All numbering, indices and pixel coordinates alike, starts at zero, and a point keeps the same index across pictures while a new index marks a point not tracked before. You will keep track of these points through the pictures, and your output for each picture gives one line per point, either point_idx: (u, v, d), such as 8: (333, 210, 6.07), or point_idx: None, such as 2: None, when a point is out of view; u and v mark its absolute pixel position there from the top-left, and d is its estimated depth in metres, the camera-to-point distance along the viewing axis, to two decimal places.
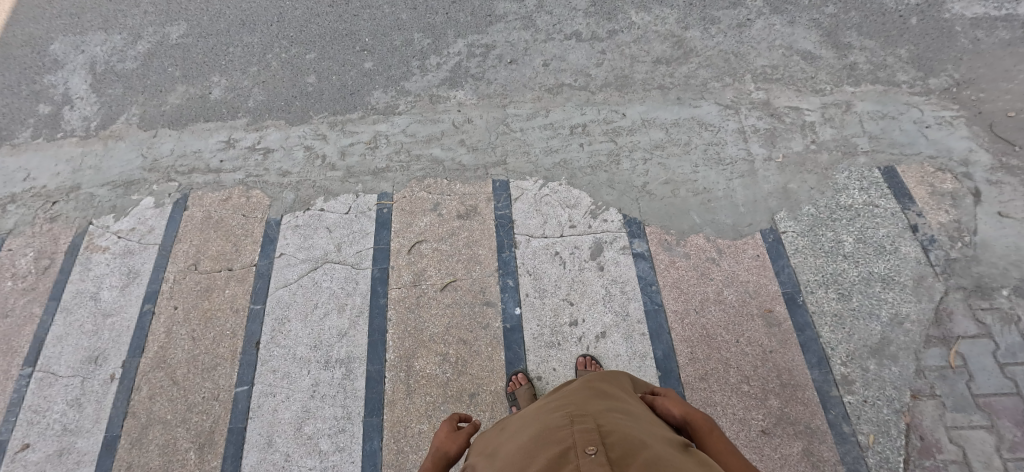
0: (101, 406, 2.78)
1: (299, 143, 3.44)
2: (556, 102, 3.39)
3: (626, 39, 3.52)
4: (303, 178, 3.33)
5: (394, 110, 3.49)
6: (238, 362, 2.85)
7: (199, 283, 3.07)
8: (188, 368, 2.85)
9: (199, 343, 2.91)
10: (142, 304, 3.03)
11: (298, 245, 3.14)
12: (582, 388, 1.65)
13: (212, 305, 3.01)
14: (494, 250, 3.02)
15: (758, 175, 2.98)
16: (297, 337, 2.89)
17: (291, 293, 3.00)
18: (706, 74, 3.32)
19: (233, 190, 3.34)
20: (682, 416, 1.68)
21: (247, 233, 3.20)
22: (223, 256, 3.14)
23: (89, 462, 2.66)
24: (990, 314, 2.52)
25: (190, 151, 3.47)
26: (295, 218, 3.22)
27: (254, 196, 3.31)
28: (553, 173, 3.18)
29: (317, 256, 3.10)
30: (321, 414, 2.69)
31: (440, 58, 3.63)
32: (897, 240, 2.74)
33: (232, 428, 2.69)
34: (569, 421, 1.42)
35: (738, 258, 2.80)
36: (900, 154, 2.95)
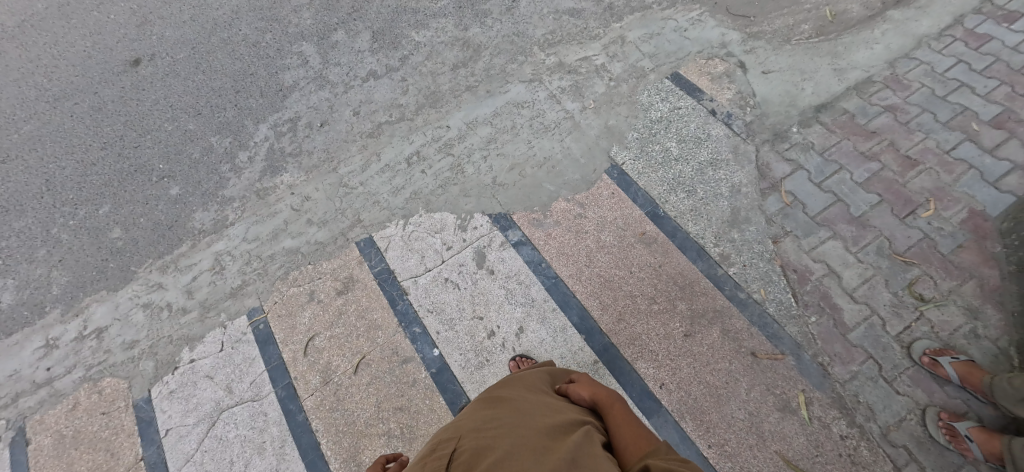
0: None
1: (135, 305, 3.04)
2: (382, 143, 3.37)
3: (419, 59, 3.62)
4: (155, 338, 2.96)
5: (225, 223, 3.23)
6: None
7: None
8: None
9: None
10: None
11: (182, 411, 2.78)
12: (479, 402, 1.73)
13: None
14: (388, 307, 2.92)
15: (581, 127, 3.22)
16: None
17: (199, 464, 2.66)
18: (501, 61, 3.52)
19: (77, 393, 2.86)
20: (591, 398, 1.80)
21: (117, 429, 2.76)
22: (100, 468, 2.69)
23: None
24: (794, 151, 2.98)
25: (6, 376, 2.91)
26: (166, 385, 2.85)
27: (106, 386, 2.87)
28: (409, 209, 3.16)
29: (209, 410, 2.77)
30: None
31: (250, 151, 3.43)
32: (706, 128, 3.12)
33: None
34: (435, 450, 1.49)
35: (599, 203, 3.01)
36: (676, 59, 3.37)
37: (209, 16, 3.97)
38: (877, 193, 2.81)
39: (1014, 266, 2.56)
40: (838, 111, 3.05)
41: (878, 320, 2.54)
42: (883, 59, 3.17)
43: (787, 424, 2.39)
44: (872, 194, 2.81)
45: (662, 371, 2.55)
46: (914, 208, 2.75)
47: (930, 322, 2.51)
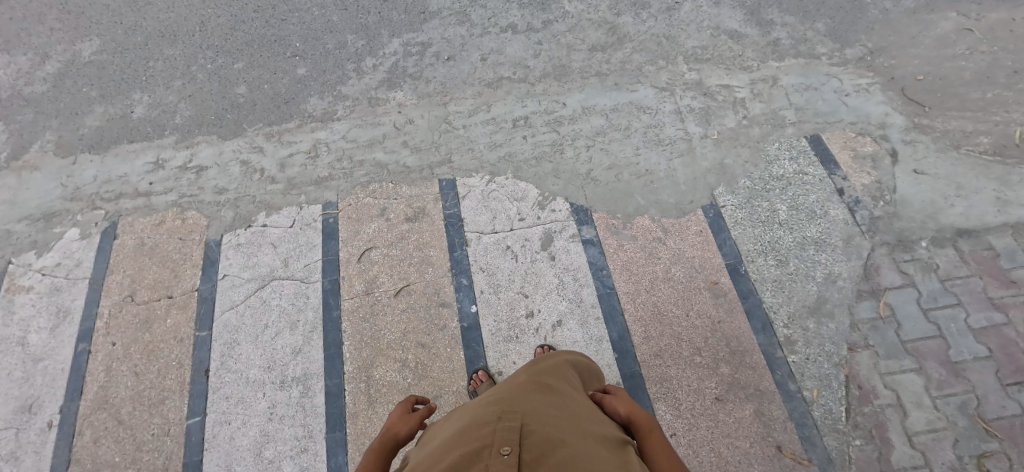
0: (41, 458, 2.61)
1: (235, 158, 3.28)
2: (497, 96, 3.38)
3: (561, 28, 3.55)
4: (241, 194, 3.19)
5: (332, 117, 3.38)
6: (188, 393, 2.72)
7: (138, 315, 2.91)
8: (133, 405, 2.70)
9: (143, 378, 2.76)
10: (77, 344, 2.85)
11: (241, 264, 3.01)
12: (526, 382, 1.59)
13: (155, 337, 2.85)
14: (445, 249, 2.99)
15: (696, 154, 3.08)
16: (248, 359, 2.78)
17: (238, 316, 2.88)
18: (641, 58, 3.40)
19: (166, 213, 3.16)
20: (626, 414, 1.67)
21: (186, 257, 3.04)
22: (161, 284, 2.98)
23: None
24: (912, 265, 2.71)
25: (116, 175, 3.26)
26: (236, 237, 3.09)
27: (190, 217, 3.14)
28: (498, 168, 3.17)
29: (262, 274, 2.98)
30: (281, 436, 2.60)
31: (376, 60, 3.54)
32: (825, 205, 2.90)
33: (188, 461, 2.58)
34: (496, 418, 1.31)
35: (683, 234, 2.89)
36: (824, 122, 3.12)
37: None
38: (986, 346, 2.52)
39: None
40: (982, 244, 2.73)
41: None
42: None
43: None
44: (979, 345, 2.52)
45: (679, 421, 2.47)
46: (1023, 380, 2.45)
47: None
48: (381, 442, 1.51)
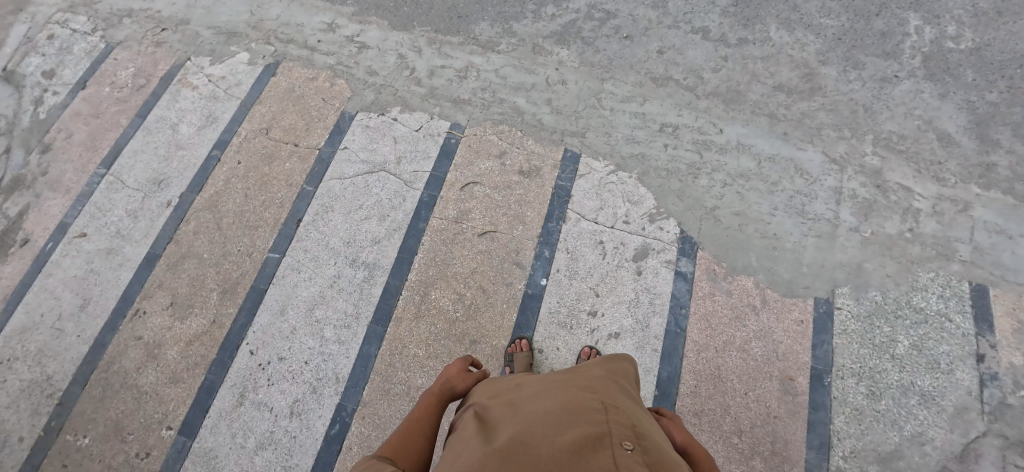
0: (152, 225, 3.23)
1: (394, 49, 3.54)
2: (656, 93, 3.22)
3: (754, 52, 3.23)
4: (386, 83, 3.46)
5: (494, 47, 3.47)
6: (276, 231, 3.15)
7: (265, 148, 3.37)
8: (234, 219, 3.20)
9: (251, 201, 3.24)
10: (211, 149, 3.40)
11: (362, 145, 3.31)
12: (604, 373, 1.65)
13: (271, 171, 3.31)
14: (542, 216, 3.02)
15: (836, 243, 2.78)
16: (335, 227, 3.12)
17: (342, 186, 3.22)
18: (826, 119, 3.03)
19: (320, 73, 3.55)
20: (682, 444, 1.63)
21: (322, 117, 3.43)
22: (293, 131, 3.41)
23: (130, 269, 3.13)
24: None
25: (295, 23, 3.69)
26: (367, 119, 3.38)
27: (337, 85, 3.50)
28: (626, 164, 3.08)
29: (376, 162, 3.26)
30: (335, 305, 2.94)
31: (557, 10, 3.51)
32: (955, 362, 2.54)
33: (255, 286, 3.02)
34: (603, 408, 1.40)
35: (782, 315, 2.68)
36: (1000, 277, 2.67)
37: None
38: None
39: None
40: None
41: None
42: None
43: None
44: None
45: None
46: None
47: None
48: (438, 392, 1.85)
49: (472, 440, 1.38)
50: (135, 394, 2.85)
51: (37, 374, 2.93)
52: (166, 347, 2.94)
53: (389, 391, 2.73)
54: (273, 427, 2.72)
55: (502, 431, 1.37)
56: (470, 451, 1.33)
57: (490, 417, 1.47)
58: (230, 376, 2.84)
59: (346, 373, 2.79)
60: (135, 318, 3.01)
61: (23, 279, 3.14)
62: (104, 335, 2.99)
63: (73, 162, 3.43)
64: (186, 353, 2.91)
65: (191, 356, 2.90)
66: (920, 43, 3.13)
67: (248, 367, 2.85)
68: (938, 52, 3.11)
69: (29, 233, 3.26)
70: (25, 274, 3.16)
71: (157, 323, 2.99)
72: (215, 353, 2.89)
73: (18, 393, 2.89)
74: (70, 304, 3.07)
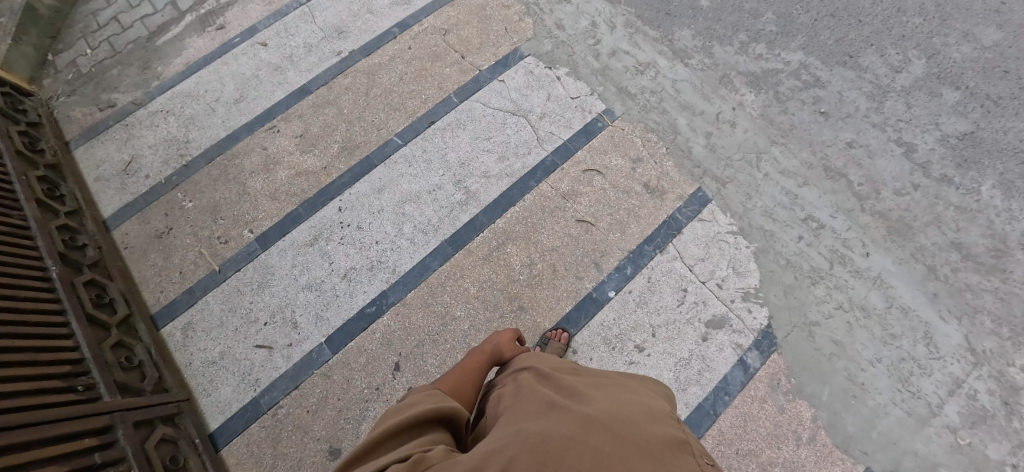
0: (318, 64, 3.52)
1: (591, 14, 3.51)
2: (821, 181, 2.97)
3: (950, 196, 2.86)
4: (568, 42, 3.46)
5: (685, 58, 3.33)
6: (410, 122, 3.32)
7: (437, 47, 3.52)
8: (381, 94, 3.40)
9: (402, 85, 3.42)
10: (392, 26, 3.62)
11: (518, 86, 3.36)
12: (656, 384, 1.69)
13: (430, 69, 3.46)
14: (643, 235, 2.94)
15: (922, 428, 2.49)
16: (458, 144, 3.23)
17: (482, 112, 3.31)
18: (988, 304, 2.65)
19: (516, 4, 3.61)
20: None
21: (497, 43, 3.51)
22: (467, 44, 3.52)
23: (283, 91, 3.45)
24: None
25: None
26: (534, 65, 3.41)
27: (525, 22, 3.55)
28: (750, 231, 2.90)
29: (522, 108, 3.30)
30: (423, 210, 3.08)
31: (767, 52, 3.28)
32: None
33: (370, 159, 3.23)
34: (675, 418, 1.43)
35: (822, 461, 2.46)
36: None
37: None
38: None
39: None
40: None
41: None
42: None
43: None
44: None
45: None
46: None
47: None
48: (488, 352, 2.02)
49: (552, 401, 1.40)
50: (239, 191, 3.18)
51: (181, 134, 3.35)
52: (279, 168, 3.23)
53: (429, 307, 2.85)
54: (322, 280, 2.94)
55: (587, 400, 1.39)
56: (553, 409, 1.35)
57: (566, 385, 1.49)
58: (313, 219, 3.09)
59: (403, 271, 2.94)
60: (269, 132, 3.33)
61: (206, 55, 3.58)
62: (239, 133, 3.34)
63: None
64: (291, 181, 3.19)
65: (294, 185, 3.18)
66: None
67: (331, 221, 3.08)
68: None
69: (227, 22, 3.69)
70: (209, 53, 3.59)
71: (282, 145, 3.29)
72: (311, 195, 3.15)
73: (161, 140, 3.34)
74: (228, 94, 3.45)
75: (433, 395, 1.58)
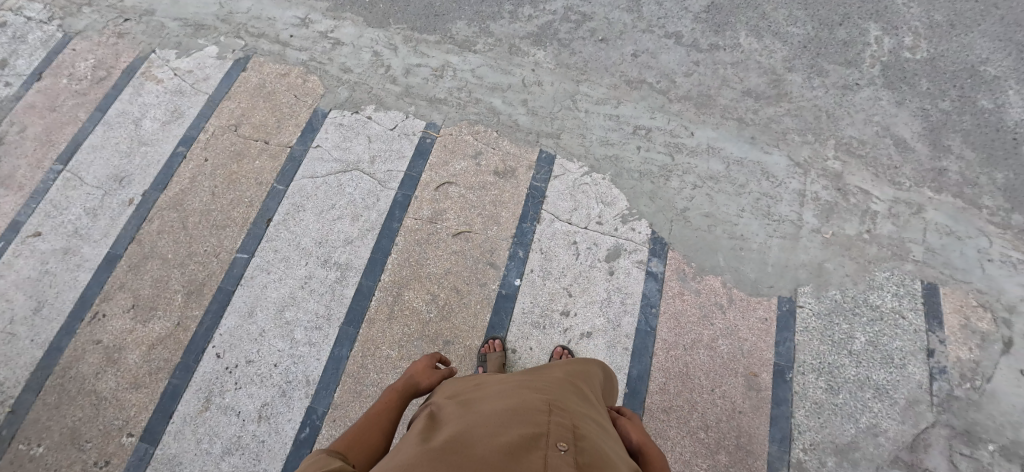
0: (113, 223, 3.14)
1: (369, 45, 3.52)
2: (631, 96, 3.27)
3: (725, 58, 3.31)
4: (361, 80, 3.44)
5: (471, 46, 3.47)
6: (246, 230, 3.09)
7: (235, 145, 3.31)
8: (200, 219, 3.13)
9: (217, 199, 3.18)
10: (176, 145, 3.33)
11: (336, 143, 3.28)
12: (562, 378, 1.63)
13: (239, 169, 3.25)
14: (516, 216, 3.04)
15: (799, 244, 2.87)
16: (307, 227, 3.08)
17: (314, 185, 3.18)
18: (791, 125, 3.13)
19: (293, 68, 3.50)
20: (637, 444, 1.62)
21: (293, 113, 3.38)
22: (264, 128, 3.36)
23: (87, 270, 3.03)
24: (967, 461, 2.44)
25: (266, 16, 3.65)
26: (341, 116, 3.35)
27: (310, 81, 3.46)
28: (600, 165, 3.12)
29: (350, 160, 3.23)
30: (305, 306, 2.90)
31: (534, 11, 3.54)
32: (907, 357, 2.64)
33: (222, 287, 2.96)
34: (548, 410, 1.37)
35: (747, 313, 2.75)
36: (949, 276, 2.78)
37: None
38: None
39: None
40: None
41: None
42: None
43: None
44: None
45: None
46: None
47: None
48: (402, 386, 1.78)
49: (415, 434, 1.38)
50: (92, 402, 2.75)
51: None
52: (126, 351, 2.85)
53: (361, 393, 2.71)
54: (239, 437, 2.65)
55: (445, 427, 1.35)
56: (406, 443, 1.33)
57: (439, 414, 1.47)
58: (195, 380, 2.77)
59: (317, 376, 2.75)
60: (94, 321, 2.91)
61: None
62: (58, 340, 2.88)
63: (27, 157, 3.32)
64: (148, 358, 2.83)
65: (153, 360, 2.82)
66: (880, 53, 3.25)
67: (215, 370, 2.78)
68: (896, 62, 3.22)
69: None
70: None
71: (117, 326, 2.90)
72: (178, 357, 2.83)
73: None
74: (22, 307, 2.95)
75: (316, 460, 1.33)
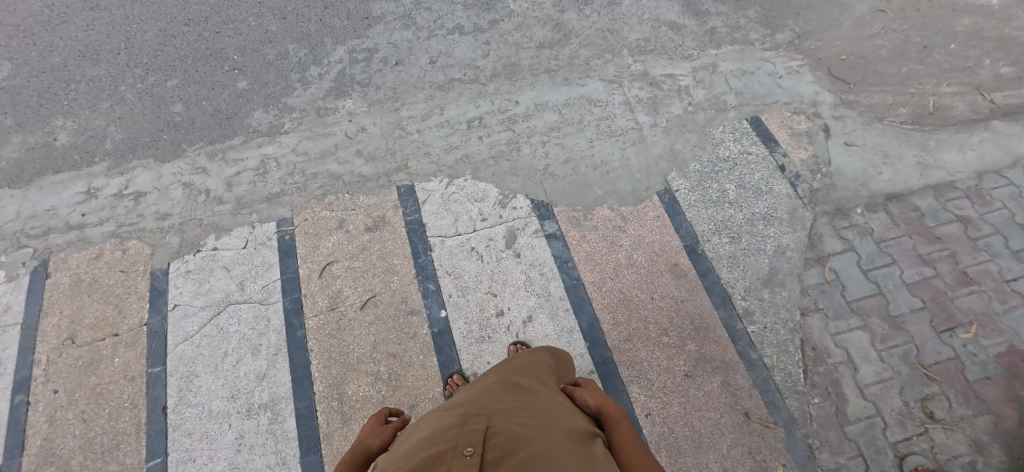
0: None
1: (175, 181, 3.22)
2: (449, 98, 3.38)
3: (508, 27, 3.57)
4: (188, 218, 3.13)
5: (279, 129, 3.35)
6: (145, 433, 2.66)
7: (80, 358, 2.82)
8: (84, 455, 2.62)
9: (93, 424, 2.68)
10: (12, 398, 2.73)
11: (194, 292, 2.96)
12: (495, 382, 1.66)
13: (101, 379, 2.77)
14: (409, 257, 3.01)
15: (648, 142, 3.17)
16: (210, 392, 2.74)
17: (195, 346, 2.84)
18: (588, 53, 3.45)
19: (104, 245, 3.08)
20: (597, 407, 1.72)
21: (130, 290, 2.98)
22: (106, 321, 2.90)
23: None
24: (850, 231, 2.88)
25: (44, 208, 3.15)
26: (184, 264, 3.03)
27: (131, 248, 3.07)
28: (457, 170, 3.20)
29: (218, 300, 2.95)
30: (252, 465, 2.59)
31: (321, 68, 3.51)
32: (770, 181, 3.04)
33: None
34: (463, 421, 1.40)
35: (641, 220, 2.99)
36: (762, 105, 3.26)
37: None
38: (920, 298, 2.72)
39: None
40: (908, 205, 2.94)
41: (879, 421, 2.50)
42: (971, 168, 3.02)
43: None
44: (914, 298, 2.72)
45: (653, 401, 2.57)
46: (953, 325, 2.66)
47: (931, 440, 2.45)
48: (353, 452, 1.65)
49: None
50: None
51: None
52: None
53: None
54: None
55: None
56: None
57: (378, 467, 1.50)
58: None
59: None
60: None
61: None
62: None
63: None
64: None
65: None
66: None
67: None
68: None
69: None
70: None
71: None
72: None
73: None
74: None
75: None
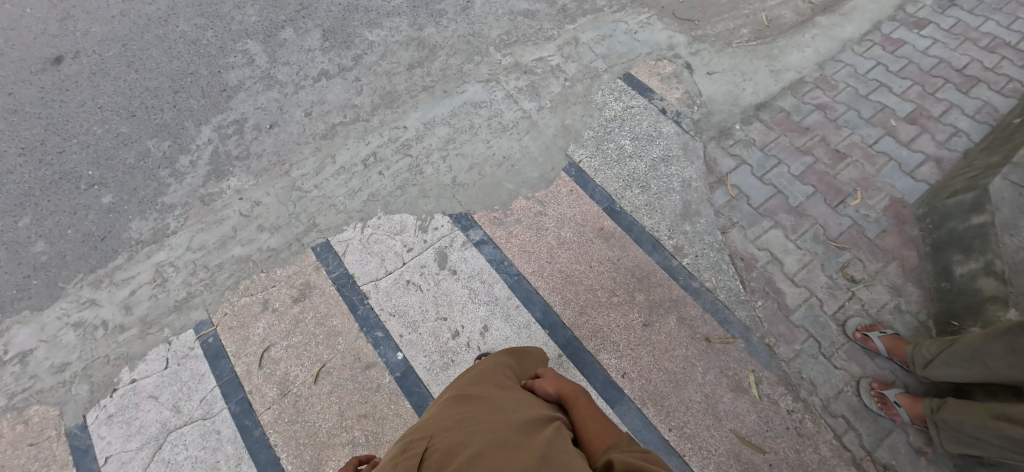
0: None
1: (64, 324, 2.91)
2: (337, 144, 3.32)
3: (373, 58, 3.57)
4: (89, 359, 2.84)
5: (167, 232, 3.13)
6: None
7: None
8: None
9: None
10: None
11: (124, 435, 2.69)
12: (447, 399, 1.69)
13: None
14: (348, 312, 2.92)
15: (539, 126, 3.28)
16: None
17: None
18: (457, 61, 3.52)
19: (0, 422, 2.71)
20: (557, 392, 1.80)
21: (47, 460, 2.64)
22: None
23: None
24: (737, 147, 3.15)
25: None
26: (102, 410, 2.74)
27: (33, 414, 2.73)
28: (368, 210, 3.15)
29: (154, 433, 2.69)
30: None
31: (193, 155, 3.33)
32: (658, 126, 3.24)
33: None
34: (406, 448, 1.44)
35: (558, 199, 3.09)
36: (628, 61, 3.47)
37: (141, 11, 3.83)
38: (811, 184, 3.02)
39: (960, 251, 2.67)
40: (776, 109, 3.25)
41: (816, 301, 2.74)
42: (813, 62, 3.39)
43: (740, 403, 2.55)
44: (807, 186, 3.01)
45: (624, 360, 2.67)
46: (844, 197, 2.97)
47: (861, 300, 2.72)
48: None
49: None
50: None
51: None
52: None
53: None
54: None
55: None
56: None
57: None
58: None
59: None
60: None
61: None
62: None
63: None
64: None
65: None
66: None
67: None
68: None
69: None
70: None
71: None
72: None
73: None
74: None
75: None
